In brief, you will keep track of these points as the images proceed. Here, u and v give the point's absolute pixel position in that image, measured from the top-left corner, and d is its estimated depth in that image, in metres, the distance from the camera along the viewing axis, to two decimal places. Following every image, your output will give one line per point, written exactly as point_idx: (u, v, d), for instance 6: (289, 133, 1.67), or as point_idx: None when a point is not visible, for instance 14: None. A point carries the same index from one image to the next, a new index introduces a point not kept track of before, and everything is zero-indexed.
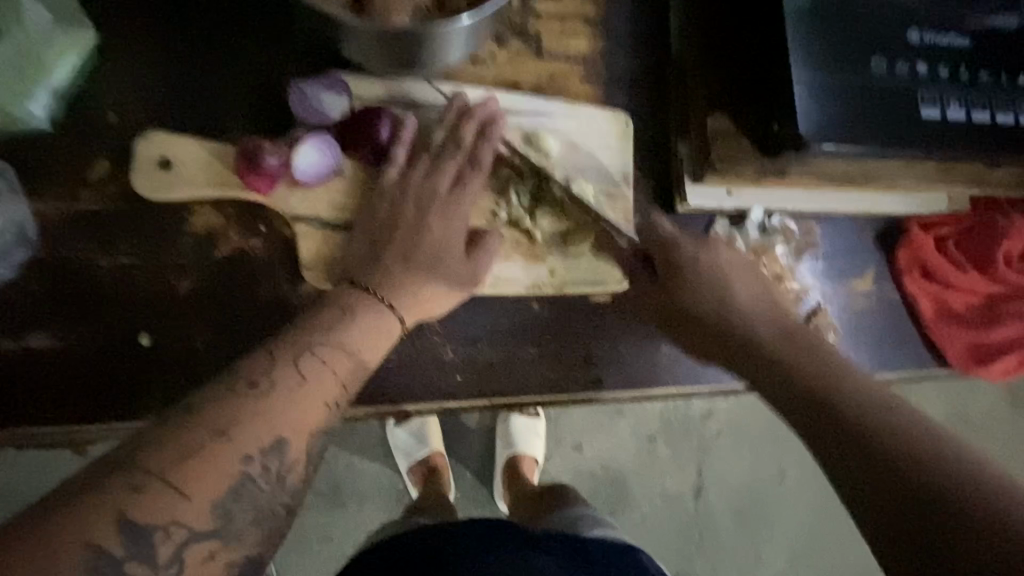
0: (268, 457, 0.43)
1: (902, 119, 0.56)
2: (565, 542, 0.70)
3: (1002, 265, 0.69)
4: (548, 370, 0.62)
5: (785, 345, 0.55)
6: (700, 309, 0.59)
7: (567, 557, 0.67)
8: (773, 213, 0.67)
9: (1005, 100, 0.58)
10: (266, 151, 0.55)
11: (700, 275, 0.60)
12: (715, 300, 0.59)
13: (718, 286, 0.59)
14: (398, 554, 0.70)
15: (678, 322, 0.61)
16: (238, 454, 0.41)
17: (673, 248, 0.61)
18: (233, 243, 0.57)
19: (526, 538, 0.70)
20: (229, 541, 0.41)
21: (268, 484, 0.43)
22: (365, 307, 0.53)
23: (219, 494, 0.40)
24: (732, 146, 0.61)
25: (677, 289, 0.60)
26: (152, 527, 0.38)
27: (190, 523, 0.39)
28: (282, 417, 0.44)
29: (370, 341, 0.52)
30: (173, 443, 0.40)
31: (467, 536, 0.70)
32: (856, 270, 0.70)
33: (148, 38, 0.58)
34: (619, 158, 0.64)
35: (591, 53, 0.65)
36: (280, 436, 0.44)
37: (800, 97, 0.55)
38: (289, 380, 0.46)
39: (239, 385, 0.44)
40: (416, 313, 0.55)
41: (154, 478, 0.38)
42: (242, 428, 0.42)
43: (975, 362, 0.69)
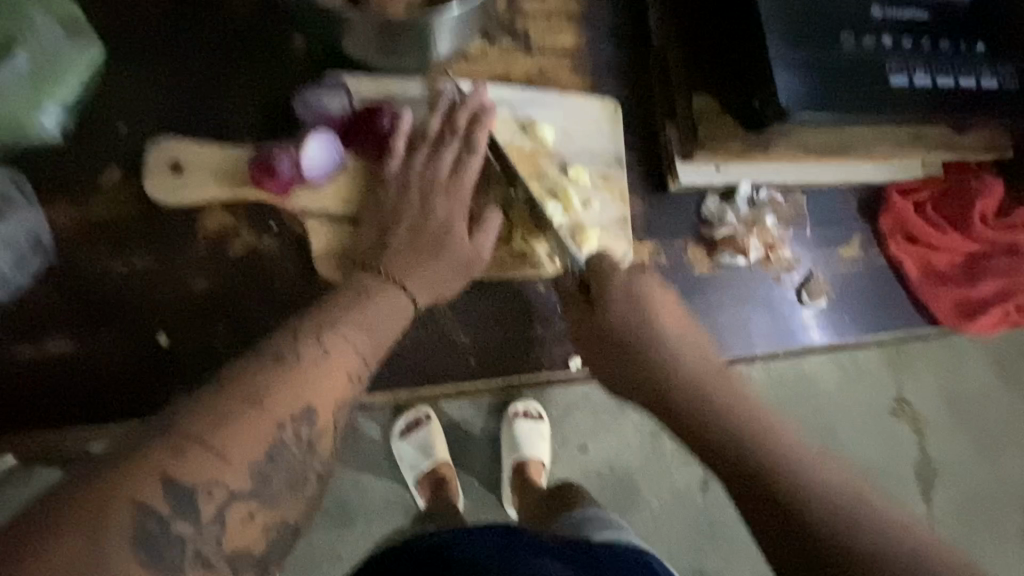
0: (299, 424, 0.44)
1: (873, 87, 0.60)
2: (570, 547, 0.71)
3: (979, 223, 0.72)
4: (556, 347, 0.64)
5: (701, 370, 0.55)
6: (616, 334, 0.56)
7: (575, 558, 0.69)
8: (761, 186, 0.70)
9: (965, 66, 0.63)
10: (278, 154, 0.57)
11: (625, 299, 0.57)
12: (636, 324, 0.56)
13: (651, 331, 0.56)
14: (412, 554, 0.71)
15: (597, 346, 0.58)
16: (270, 421, 0.43)
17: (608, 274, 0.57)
18: (245, 240, 0.59)
19: (532, 542, 0.71)
20: (266, 502, 0.42)
21: (301, 451, 0.44)
22: (382, 291, 0.55)
23: (254, 458, 0.42)
24: (717, 124, 0.65)
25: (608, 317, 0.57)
26: (194, 488, 0.39)
27: (229, 485, 0.41)
28: (308, 387, 0.45)
29: (385, 321, 0.53)
30: (205, 414, 0.41)
31: (477, 538, 0.71)
32: (842, 238, 0.73)
33: (152, 50, 0.60)
34: (610, 141, 0.67)
35: (577, 45, 0.69)
36: (309, 405, 0.45)
37: (780, 75, 0.58)
38: (313, 356, 0.47)
39: (264, 360, 0.46)
40: (426, 293, 0.57)
41: (192, 444, 0.40)
42: (274, 398, 0.44)
43: (964, 317, 0.72)
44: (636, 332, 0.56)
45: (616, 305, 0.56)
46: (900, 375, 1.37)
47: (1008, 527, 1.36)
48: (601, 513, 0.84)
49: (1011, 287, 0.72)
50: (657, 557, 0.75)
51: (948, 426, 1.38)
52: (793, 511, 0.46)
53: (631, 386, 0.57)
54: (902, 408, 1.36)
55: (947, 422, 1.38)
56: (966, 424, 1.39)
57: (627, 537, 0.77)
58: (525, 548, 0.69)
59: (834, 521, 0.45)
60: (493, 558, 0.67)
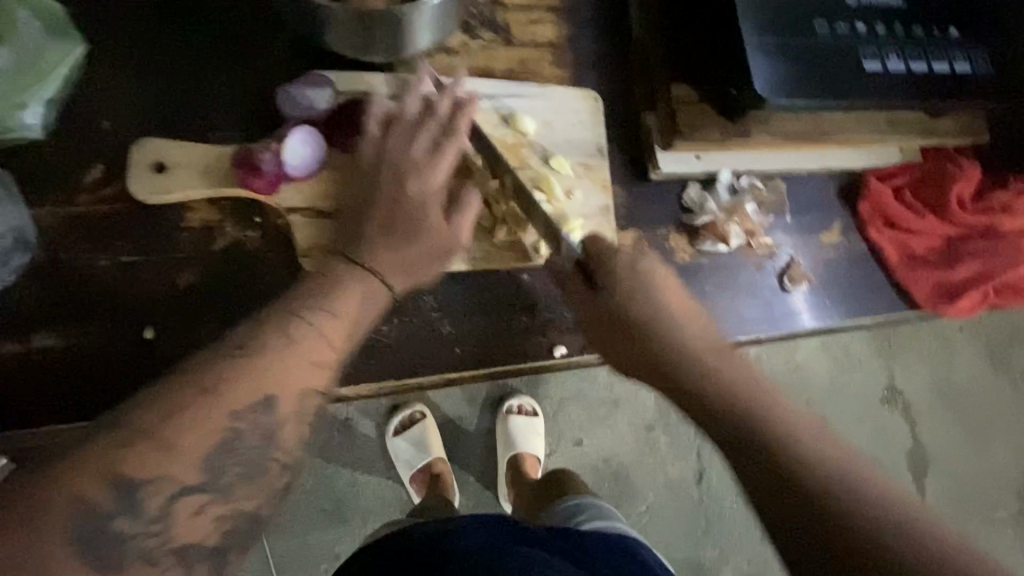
0: (260, 414, 0.46)
1: (847, 73, 0.61)
2: (565, 539, 0.71)
3: (956, 208, 0.73)
4: (541, 337, 0.65)
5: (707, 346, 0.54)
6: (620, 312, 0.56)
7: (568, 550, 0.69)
8: (741, 174, 0.72)
9: (937, 51, 0.64)
10: (260, 151, 0.58)
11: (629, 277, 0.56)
12: (642, 302, 0.55)
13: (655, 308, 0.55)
14: (404, 547, 0.71)
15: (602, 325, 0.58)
16: (212, 418, 0.44)
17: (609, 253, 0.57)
18: (230, 235, 0.59)
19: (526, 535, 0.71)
20: (218, 493, 0.45)
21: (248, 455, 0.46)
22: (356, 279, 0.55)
23: (207, 448, 0.44)
24: (695, 112, 0.66)
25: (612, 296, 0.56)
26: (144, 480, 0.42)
27: (181, 478, 0.43)
28: (270, 378, 0.47)
29: (352, 309, 0.54)
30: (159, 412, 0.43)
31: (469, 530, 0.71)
32: (823, 225, 0.74)
33: (133, 46, 0.60)
34: (591, 131, 0.68)
35: (557, 38, 0.70)
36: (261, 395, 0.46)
37: (754, 63, 0.59)
38: (277, 344, 0.49)
39: (227, 351, 0.47)
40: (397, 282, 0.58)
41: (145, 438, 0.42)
42: (229, 392, 0.45)
43: (942, 300, 0.73)
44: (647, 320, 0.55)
45: (620, 282, 0.55)
46: (890, 364, 1.39)
47: (1000, 512, 1.38)
48: (593, 502, 0.84)
49: (989, 269, 0.74)
50: (648, 545, 0.76)
51: (939, 414, 1.40)
52: (817, 506, 0.42)
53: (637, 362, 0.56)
54: (893, 396, 1.38)
55: (938, 409, 1.40)
56: (957, 411, 1.40)
57: (621, 527, 0.78)
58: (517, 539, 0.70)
59: (843, 498, 0.42)
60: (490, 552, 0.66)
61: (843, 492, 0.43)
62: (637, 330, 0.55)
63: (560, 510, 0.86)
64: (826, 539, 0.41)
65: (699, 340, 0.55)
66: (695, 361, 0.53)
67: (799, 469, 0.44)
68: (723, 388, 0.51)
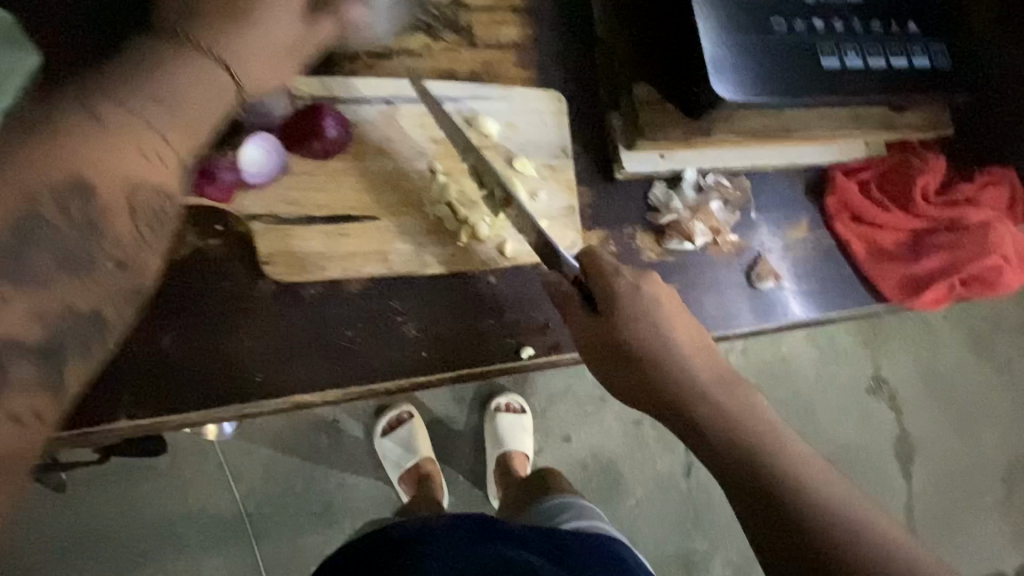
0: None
1: (805, 70, 0.61)
2: (546, 539, 0.71)
3: (921, 200, 0.74)
4: (511, 339, 0.65)
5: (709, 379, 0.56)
6: (620, 341, 0.56)
7: (546, 550, 0.70)
8: (708, 172, 0.72)
9: (896, 46, 0.64)
10: (219, 161, 0.57)
11: (632, 305, 0.56)
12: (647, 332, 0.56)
13: (657, 334, 0.56)
14: (383, 546, 0.71)
15: (597, 354, 0.58)
16: (25, 194, 0.46)
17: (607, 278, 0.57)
18: (190, 244, 0.59)
19: (507, 535, 0.71)
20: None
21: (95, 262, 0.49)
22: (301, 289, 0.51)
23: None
24: (658, 111, 0.66)
25: (614, 324, 0.56)
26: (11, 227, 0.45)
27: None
28: (88, 160, 0.49)
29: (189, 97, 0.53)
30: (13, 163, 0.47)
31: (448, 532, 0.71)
32: (791, 221, 0.75)
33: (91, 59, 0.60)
34: (556, 132, 0.68)
35: (521, 39, 0.69)
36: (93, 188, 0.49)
37: (712, 62, 0.59)
38: None
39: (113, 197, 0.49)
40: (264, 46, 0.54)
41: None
42: None
43: (910, 293, 0.74)
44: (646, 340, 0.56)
45: (623, 309, 0.56)
46: (874, 355, 1.40)
47: (987, 499, 1.39)
48: (575, 501, 0.85)
49: (956, 260, 0.74)
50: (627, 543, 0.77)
51: (924, 402, 1.41)
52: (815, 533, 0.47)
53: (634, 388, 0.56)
54: (877, 386, 1.39)
55: (923, 398, 1.41)
56: (941, 400, 1.42)
57: (600, 525, 0.79)
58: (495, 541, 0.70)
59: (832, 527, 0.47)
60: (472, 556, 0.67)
61: (820, 509, 0.48)
62: (635, 354, 0.56)
63: (541, 509, 0.87)
64: (799, 547, 0.47)
65: (700, 365, 0.56)
66: (694, 384, 0.55)
67: (784, 487, 0.50)
68: (717, 409, 0.54)
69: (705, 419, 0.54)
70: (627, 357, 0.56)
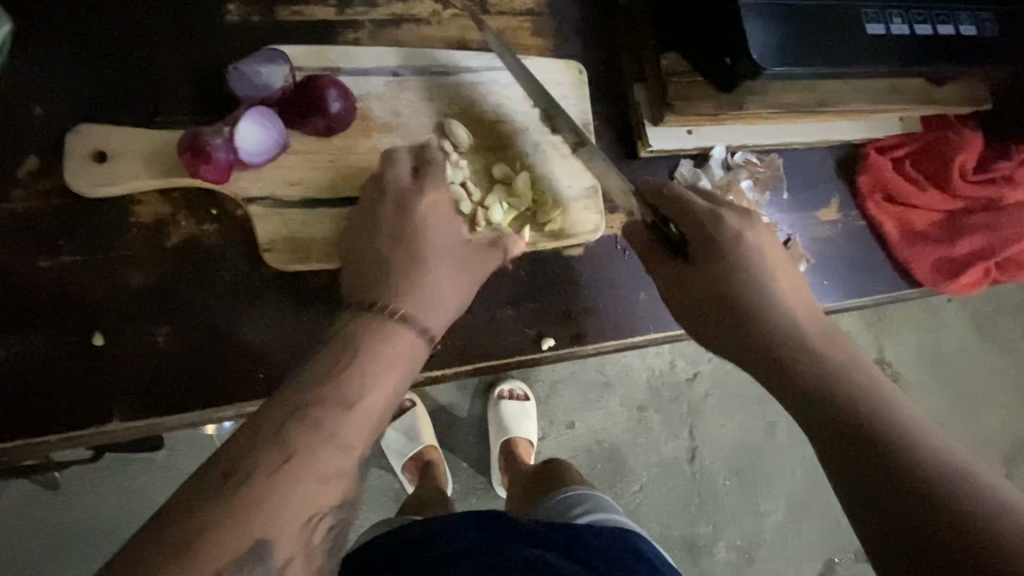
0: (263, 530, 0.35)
1: (848, 37, 0.57)
2: (560, 534, 0.67)
3: (958, 179, 0.70)
4: (529, 328, 0.61)
5: (792, 318, 0.49)
6: (706, 280, 0.51)
7: (564, 550, 0.64)
8: (735, 150, 0.68)
9: (942, 13, 0.60)
10: (208, 136, 0.52)
11: (727, 243, 0.51)
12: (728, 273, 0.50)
13: (744, 272, 0.50)
14: (392, 553, 0.66)
15: (682, 288, 0.53)
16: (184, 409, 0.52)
17: (687, 209, 0.52)
18: (184, 229, 0.54)
19: (520, 533, 0.66)
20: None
21: (339, 481, 0.37)
22: (377, 329, 0.43)
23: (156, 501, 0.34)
24: (688, 83, 0.61)
25: (705, 267, 0.52)
26: (253, 542, 0.33)
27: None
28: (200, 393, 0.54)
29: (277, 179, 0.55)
30: (208, 504, 0.33)
31: (455, 533, 0.66)
32: (821, 201, 0.71)
33: (66, 23, 0.54)
34: (577, 107, 0.63)
35: (537, 5, 0.64)
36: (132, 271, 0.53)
37: (751, 28, 0.54)
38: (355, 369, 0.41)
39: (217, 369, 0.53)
40: (399, 374, 0.42)
41: (200, 543, 0.32)
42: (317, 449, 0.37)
43: (943, 277, 0.70)
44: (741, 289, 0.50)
45: (716, 246, 0.51)
46: (880, 337, 1.38)
47: None
48: (591, 494, 0.78)
49: (993, 242, 0.70)
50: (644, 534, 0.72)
51: (929, 384, 1.39)
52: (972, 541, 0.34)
53: (717, 324, 0.51)
54: (882, 368, 1.37)
55: (928, 381, 1.39)
56: (945, 381, 1.40)
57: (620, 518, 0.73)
58: (509, 540, 0.64)
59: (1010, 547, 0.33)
60: (488, 559, 0.61)
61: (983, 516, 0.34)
62: (723, 295, 0.50)
63: (556, 501, 0.81)
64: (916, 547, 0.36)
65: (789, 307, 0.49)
66: (779, 321, 0.49)
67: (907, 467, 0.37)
68: (818, 360, 0.46)
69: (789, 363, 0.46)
70: (724, 307, 0.50)
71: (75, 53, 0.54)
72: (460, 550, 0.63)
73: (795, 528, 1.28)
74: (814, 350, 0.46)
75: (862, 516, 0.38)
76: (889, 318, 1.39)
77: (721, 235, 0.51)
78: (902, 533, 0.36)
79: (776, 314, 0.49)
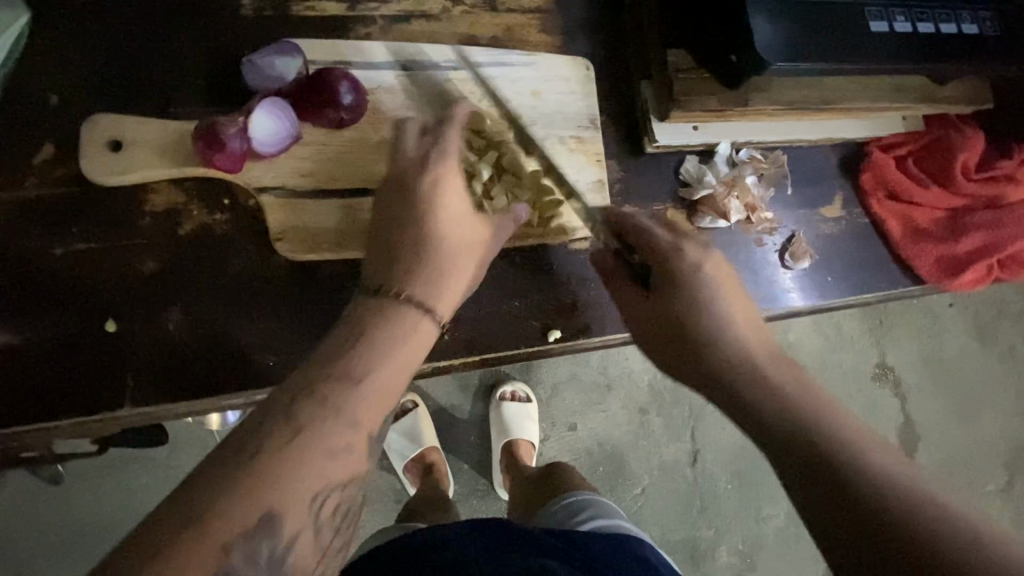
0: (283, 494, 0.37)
1: (852, 34, 0.58)
2: (560, 538, 0.63)
3: (960, 176, 0.71)
4: (535, 321, 0.62)
5: (744, 344, 0.51)
6: (666, 307, 0.55)
7: (571, 552, 0.61)
8: (740, 147, 0.68)
9: (944, 11, 0.61)
10: (223, 125, 0.52)
11: (684, 269, 0.54)
12: (684, 298, 0.53)
13: (698, 299, 0.53)
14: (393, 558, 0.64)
15: (646, 313, 0.57)
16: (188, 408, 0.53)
17: (650, 237, 0.56)
18: (196, 218, 0.55)
19: (525, 537, 0.63)
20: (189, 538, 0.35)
21: (351, 458, 0.40)
22: (385, 313, 0.46)
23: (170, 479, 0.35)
24: (694, 80, 0.62)
25: (665, 294, 0.54)
26: (266, 510, 0.36)
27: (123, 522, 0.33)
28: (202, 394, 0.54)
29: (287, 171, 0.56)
30: (230, 475, 0.36)
31: (459, 535, 0.64)
32: (824, 199, 0.71)
33: (83, 16, 0.55)
34: (584, 102, 0.64)
35: (545, 3, 0.65)
36: (144, 259, 0.54)
37: (757, 25, 0.55)
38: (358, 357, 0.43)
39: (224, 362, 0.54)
40: (399, 357, 0.44)
41: (219, 509, 0.35)
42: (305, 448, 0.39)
43: (946, 274, 0.71)
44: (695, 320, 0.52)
45: (673, 273, 0.54)
46: (881, 342, 1.38)
47: (991, 487, 1.37)
48: (593, 500, 0.78)
49: (995, 241, 0.71)
50: (651, 544, 0.68)
51: (929, 389, 1.39)
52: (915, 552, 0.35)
53: (675, 350, 0.54)
54: (883, 373, 1.37)
55: (929, 385, 1.39)
56: (946, 386, 1.40)
57: (625, 528, 0.71)
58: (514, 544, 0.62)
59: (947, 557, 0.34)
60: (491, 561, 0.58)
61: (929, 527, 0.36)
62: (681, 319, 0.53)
63: (561, 506, 0.79)
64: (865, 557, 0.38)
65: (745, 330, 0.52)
66: (734, 345, 0.51)
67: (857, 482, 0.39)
68: (770, 381, 0.48)
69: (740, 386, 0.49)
70: (680, 332, 0.53)
71: (93, 43, 0.55)
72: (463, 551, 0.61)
73: (795, 534, 1.28)
74: (766, 373, 0.49)
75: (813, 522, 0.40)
76: (890, 321, 1.39)
77: (677, 260, 0.54)
78: (851, 543, 0.38)
79: (730, 337, 0.51)
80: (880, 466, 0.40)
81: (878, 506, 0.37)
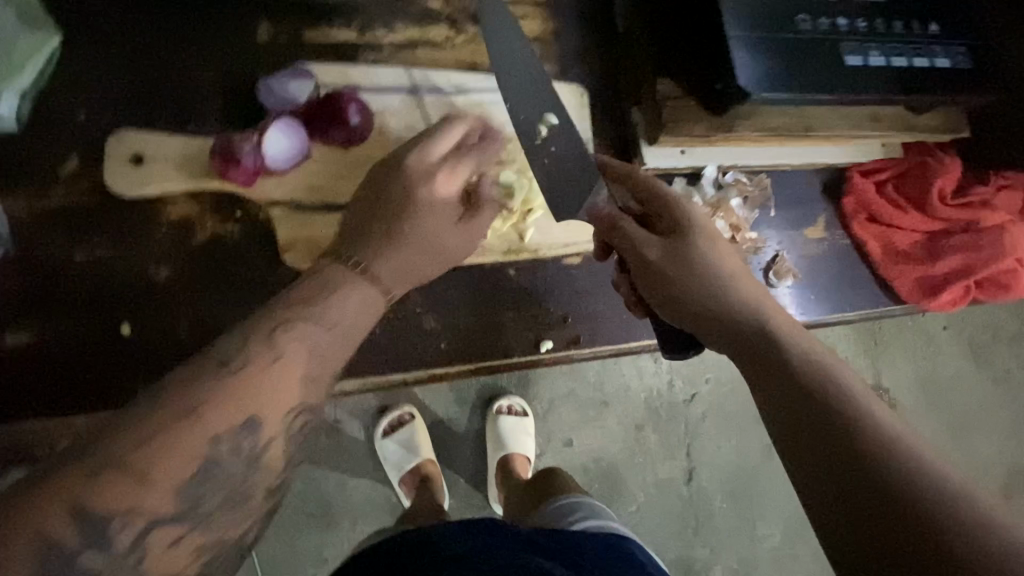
0: (236, 439, 0.40)
1: (830, 68, 0.61)
2: (556, 541, 0.65)
3: (937, 202, 0.74)
4: (529, 332, 0.65)
5: (736, 290, 0.53)
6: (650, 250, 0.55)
7: (559, 553, 0.62)
8: (726, 170, 0.72)
9: (918, 46, 0.64)
10: (239, 142, 0.56)
11: (677, 215, 0.56)
12: (673, 245, 0.54)
13: (684, 245, 0.54)
14: (388, 550, 0.65)
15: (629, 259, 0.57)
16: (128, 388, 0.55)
17: (647, 185, 0.57)
18: (210, 229, 0.58)
19: (514, 536, 0.64)
20: (197, 524, 0.39)
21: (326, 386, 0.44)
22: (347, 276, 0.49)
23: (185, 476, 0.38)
24: (682, 107, 0.66)
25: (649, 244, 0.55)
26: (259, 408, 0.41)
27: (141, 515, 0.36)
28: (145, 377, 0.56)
29: (297, 185, 0.59)
30: (219, 395, 0.39)
31: (451, 532, 0.65)
32: (808, 220, 0.75)
33: (108, 39, 0.59)
34: (578, 125, 0.68)
35: (543, 33, 0.69)
36: (159, 268, 0.57)
37: (738, 58, 0.59)
38: (331, 307, 0.46)
39: None
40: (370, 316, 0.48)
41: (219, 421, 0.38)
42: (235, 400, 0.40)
43: (925, 295, 0.74)
44: (679, 271, 0.53)
45: (669, 218, 0.56)
46: (875, 363, 1.40)
47: None
48: (585, 500, 0.79)
49: (971, 263, 0.74)
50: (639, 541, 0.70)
51: (923, 411, 1.41)
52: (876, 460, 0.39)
53: (665, 292, 0.54)
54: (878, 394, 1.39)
55: (923, 407, 1.41)
56: (940, 409, 1.42)
57: (614, 525, 0.73)
58: (502, 542, 0.63)
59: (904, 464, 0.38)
60: (483, 560, 0.60)
61: (895, 446, 0.39)
62: (668, 261, 0.54)
63: (555, 507, 0.81)
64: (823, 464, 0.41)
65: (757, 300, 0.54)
66: (730, 292, 0.52)
67: (837, 405, 0.42)
68: (764, 323, 0.50)
69: (731, 318, 0.51)
70: (668, 276, 0.54)
71: (118, 67, 0.59)
72: (453, 548, 0.62)
73: (790, 555, 1.28)
74: (763, 313, 0.51)
75: (784, 440, 0.44)
76: (883, 342, 1.41)
77: (670, 209, 0.56)
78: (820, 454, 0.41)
79: (727, 289, 0.52)
80: (854, 405, 0.42)
81: (844, 432, 0.41)
